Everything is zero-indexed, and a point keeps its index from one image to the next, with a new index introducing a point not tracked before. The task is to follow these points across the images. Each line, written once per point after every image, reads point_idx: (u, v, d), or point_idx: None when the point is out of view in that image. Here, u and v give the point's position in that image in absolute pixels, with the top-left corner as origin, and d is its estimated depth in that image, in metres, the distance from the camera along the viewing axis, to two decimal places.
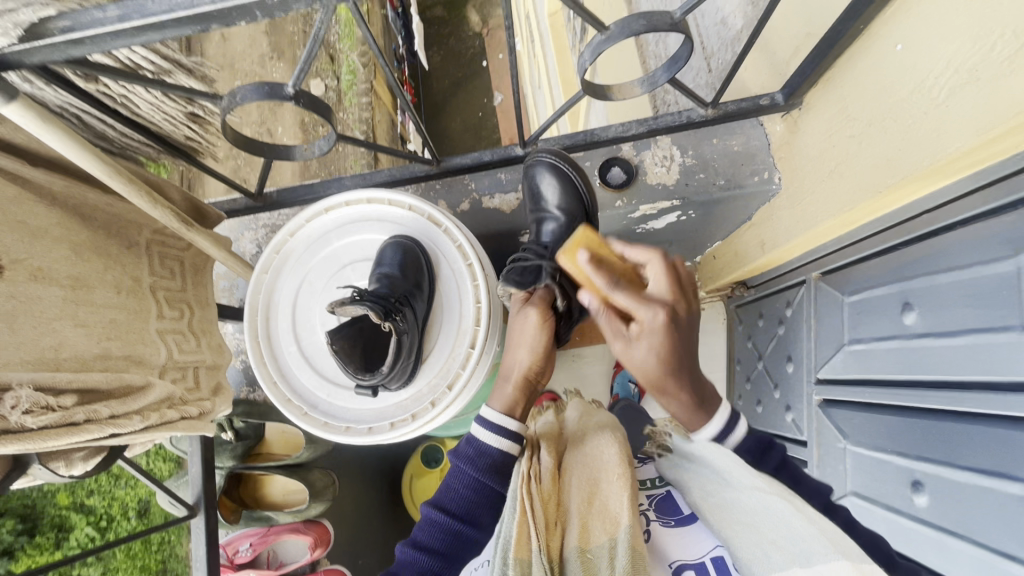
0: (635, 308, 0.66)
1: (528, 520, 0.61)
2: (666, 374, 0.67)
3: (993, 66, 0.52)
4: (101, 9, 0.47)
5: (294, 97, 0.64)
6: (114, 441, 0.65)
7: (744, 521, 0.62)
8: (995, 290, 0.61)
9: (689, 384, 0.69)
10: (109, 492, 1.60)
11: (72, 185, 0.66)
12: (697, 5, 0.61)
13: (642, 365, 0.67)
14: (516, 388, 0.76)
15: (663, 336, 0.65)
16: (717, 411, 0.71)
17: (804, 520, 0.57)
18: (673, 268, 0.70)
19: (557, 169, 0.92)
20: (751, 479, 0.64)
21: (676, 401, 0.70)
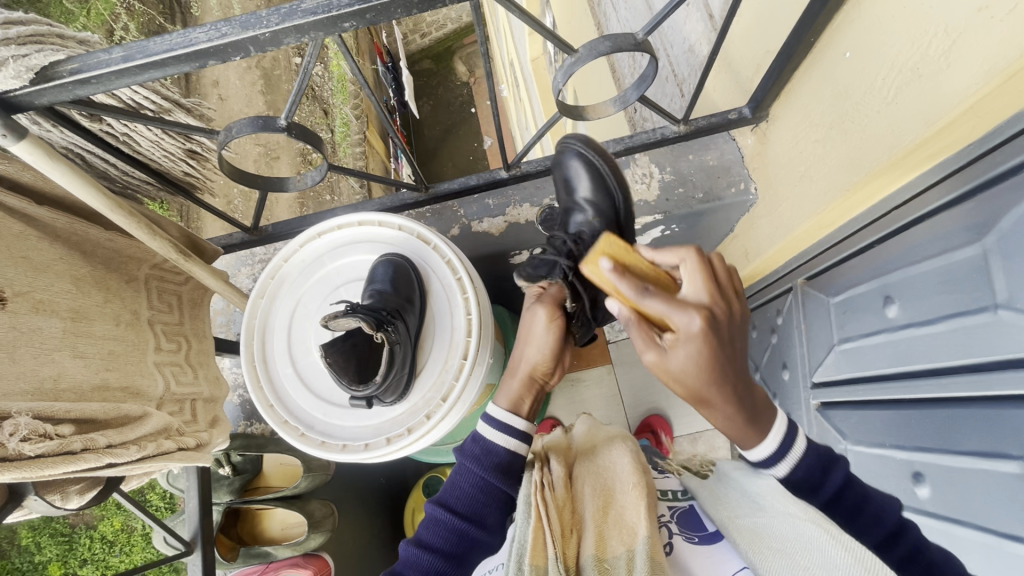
0: (668, 314, 0.61)
1: (543, 525, 0.58)
2: (709, 385, 0.61)
3: (932, 62, 0.56)
4: (107, 51, 0.51)
5: (287, 129, 0.68)
6: (108, 472, 0.64)
7: (775, 545, 0.56)
8: (965, 274, 0.64)
9: (738, 396, 0.62)
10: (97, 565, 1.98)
11: (74, 222, 0.68)
12: (658, 25, 0.66)
13: (683, 378, 0.61)
14: (524, 385, 0.76)
15: (702, 346, 0.59)
16: (773, 425, 0.64)
17: (841, 548, 0.51)
18: (708, 269, 0.65)
19: (585, 158, 0.93)
20: (791, 506, 0.58)
21: (725, 414, 0.63)
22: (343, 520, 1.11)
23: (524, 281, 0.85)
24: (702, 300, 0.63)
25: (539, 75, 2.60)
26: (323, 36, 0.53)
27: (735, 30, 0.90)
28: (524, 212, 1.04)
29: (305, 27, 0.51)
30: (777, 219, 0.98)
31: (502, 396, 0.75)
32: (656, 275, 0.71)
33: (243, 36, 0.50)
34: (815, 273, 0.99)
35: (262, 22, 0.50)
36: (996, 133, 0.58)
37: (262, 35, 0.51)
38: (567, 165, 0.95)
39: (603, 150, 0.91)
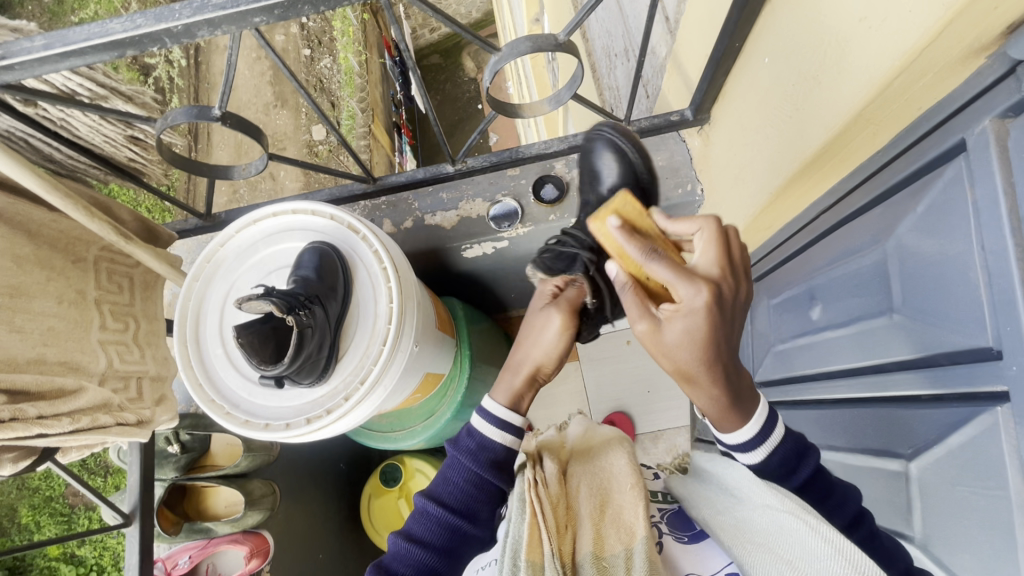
0: (674, 283, 0.54)
1: (539, 522, 0.57)
2: (700, 364, 0.55)
3: (826, 69, 0.57)
4: (29, 40, 0.54)
5: (221, 118, 0.70)
6: (40, 441, 0.68)
7: (759, 541, 0.53)
8: (870, 279, 0.66)
9: (727, 376, 0.57)
10: (95, 546, 2.30)
11: (16, 202, 0.71)
12: (578, 27, 0.68)
13: (674, 351, 0.56)
14: (526, 380, 0.77)
15: (705, 320, 0.53)
16: (754, 411, 0.59)
17: (820, 539, 0.49)
18: (724, 236, 0.57)
19: (618, 147, 0.86)
20: (765, 494, 0.55)
21: (709, 394, 0.58)
22: (296, 503, 1.13)
23: (542, 273, 0.80)
24: (712, 273, 0.56)
25: (536, 71, 2.58)
26: (235, 31, 0.56)
27: (680, 31, 0.91)
28: (476, 207, 1.06)
29: (215, 21, 0.54)
30: None
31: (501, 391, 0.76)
32: (667, 247, 0.65)
33: (157, 28, 0.54)
34: (761, 274, 1.00)
35: (174, 15, 0.53)
36: (899, 139, 0.59)
37: (175, 27, 0.54)
38: (594, 153, 0.88)
39: (635, 137, 0.85)
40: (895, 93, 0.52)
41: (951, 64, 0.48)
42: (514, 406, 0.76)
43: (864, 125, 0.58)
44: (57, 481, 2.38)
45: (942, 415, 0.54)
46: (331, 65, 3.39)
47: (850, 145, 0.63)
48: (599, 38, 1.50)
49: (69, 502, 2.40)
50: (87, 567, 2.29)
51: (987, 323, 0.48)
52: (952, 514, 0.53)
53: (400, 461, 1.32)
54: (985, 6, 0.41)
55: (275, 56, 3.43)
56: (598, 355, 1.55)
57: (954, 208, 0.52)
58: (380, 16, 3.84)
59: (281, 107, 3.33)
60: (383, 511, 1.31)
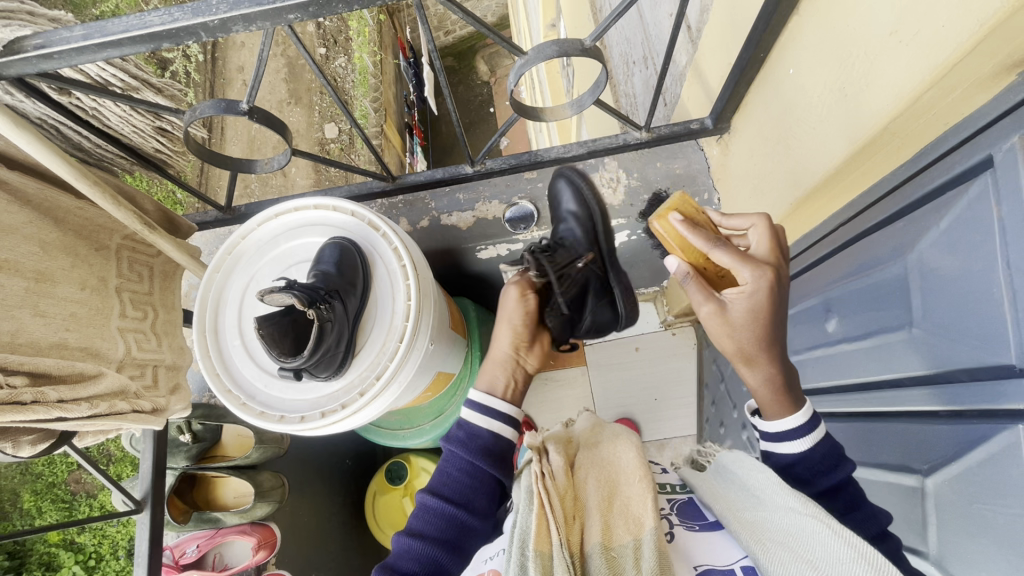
0: (737, 267, 0.61)
1: (546, 512, 0.56)
2: (756, 340, 0.62)
3: (854, 81, 0.57)
4: (69, 30, 0.56)
5: (248, 113, 0.71)
6: (59, 424, 0.69)
7: (779, 540, 0.52)
8: (889, 293, 0.66)
9: (781, 357, 0.63)
10: (95, 534, 2.32)
11: (45, 189, 0.72)
12: (605, 33, 0.68)
13: (736, 329, 0.62)
14: (496, 366, 0.81)
15: (762, 302, 0.60)
16: (802, 402, 0.63)
17: (844, 543, 0.48)
18: (777, 235, 0.64)
19: (579, 189, 0.99)
20: (790, 497, 0.54)
21: (766, 372, 0.62)
22: (302, 496, 1.14)
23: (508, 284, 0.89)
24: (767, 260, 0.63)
25: (551, 76, 2.58)
26: (269, 28, 0.57)
27: (702, 41, 0.91)
28: (493, 208, 1.06)
29: (251, 16, 0.55)
30: None
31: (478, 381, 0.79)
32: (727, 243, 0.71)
33: (194, 22, 0.55)
34: None
35: (211, 9, 0.54)
36: (924, 154, 0.59)
37: (211, 22, 0.55)
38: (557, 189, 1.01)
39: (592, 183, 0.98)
40: (923, 106, 0.52)
41: (982, 79, 0.48)
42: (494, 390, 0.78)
43: (889, 138, 0.58)
44: (60, 467, 2.41)
45: (961, 432, 0.54)
46: (346, 64, 3.37)
47: (873, 158, 0.63)
48: (618, 45, 1.51)
49: (71, 488, 2.43)
50: (85, 556, 2.30)
51: (1011, 340, 0.48)
52: (966, 531, 0.53)
53: (406, 459, 1.32)
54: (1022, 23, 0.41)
55: (292, 54, 3.46)
56: (607, 361, 1.55)
57: (980, 224, 0.52)
58: (397, 17, 3.87)
59: (296, 104, 3.37)
60: (388, 510, 1.31)
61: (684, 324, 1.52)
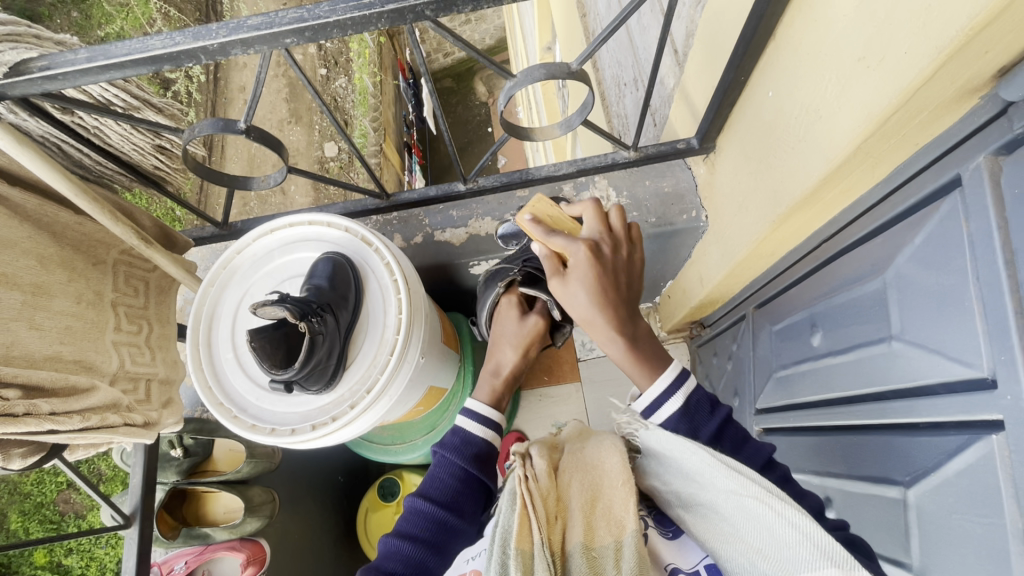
0: (567, 249, 0.70)
1: (529, 513, 0.58)
2: (600, 315, 0.69)
3: (826, 104, 0.60)
4: (74, 52, 0.58)
5: (245, 131, 0.73)
6: (51, 436, 0.70)
7: (729, 531, 0.55)
8: (869, 307, 0.67)
9: (626, 328, 0.70)
10: (83, 554, 2.28)
11: (45, 204, 0.74)
12: (591, 56, 0.70)
13: (577, 304, 0.70)
14: (503, 383, 0.88)
15: (592, 277, 0.68)
16: (663, 364, 0.70)
17: (786, 523, 0.49)
18: (606, 218, 0.74)
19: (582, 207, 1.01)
20: (727, 480, 0.53)
21: (615, 344, 0.70)
22: (294, 512, 1.13)
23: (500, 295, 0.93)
24: (595, 237, 0.72)
25: (547, 99, 2.63)
26: (267, 51, 0.59)
27: (689, 64, 0.94)
28: (485, 225, 1.08)
29: (250, 40, 0.57)
30: (720, 247, 1.01)
31: (482, 392, 0.87)
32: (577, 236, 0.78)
33: (194, 45, 0.57)
34: (763, 301, 1.02)
35: (211, 33, 0.57)
36: (898, 173, 0.61)
37: (211, 45, 0.57)
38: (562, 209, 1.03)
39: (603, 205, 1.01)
40: (892, 128, 0.54)
41: (947, 102, 0.50)
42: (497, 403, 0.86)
43: (864, 158, 0.60)
44: (49, 487, 2.38)
45: (940, 443, 0.55)
46: (346, 84, 3.49)
47: (851, 178, 0.65)
48: (610, 67, 1.55)
49: (59, 509, 2.40)
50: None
51: (984, 351, 0.49)
52: (947, 543, 0.53)
53: (399, 476, 1.32)
54: (978, 49, 0.43)
55: (293, 75, 3.53)
56: (601, 377, 1.55)
57: (952, 240, 0.54)
58: (396, 40, 3.96)
59: (296, 124, 3.42)
60: (380, 528, 1.30)
61: (677, 340, 1.53)
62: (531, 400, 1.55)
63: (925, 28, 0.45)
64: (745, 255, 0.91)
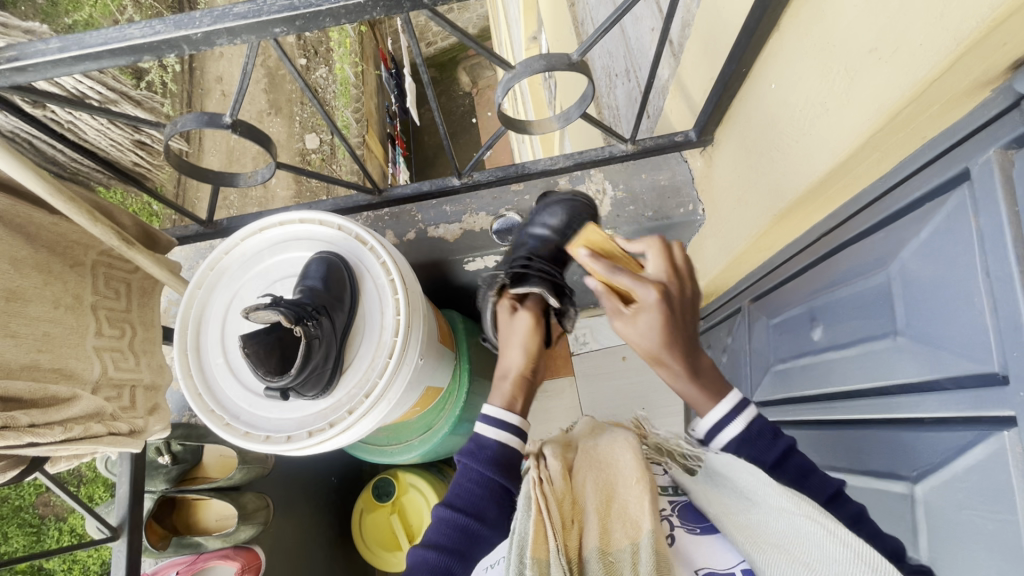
0: (634, 287, 0.65)
1: (543, 518, 0.56)
2: (666, 350, 0.65)
3: (833, 97, 0.59)
4: (44, 42, 0.54)
5: (232, 126, 0.69)
6: (30, 450, 0.67)
7: (775, 542, 0.53)
8: (873, 301, 0.67)
9: (693, 362, 0.66)
10: (66, 559, 2.21)
11: (17, 205, 0.70)
12: (592, 47, 0.68)
13: (641, 341, 0.65)
14: (515, 384, 0.81)
15: (659, 316, 0.63)
16: (728, 392, 0.67)
17: (839, 543, 0.49)
18: (670, 251, 0.69)
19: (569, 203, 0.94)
20: (779, 497, 0.54)
21: (681, 378, 0.66)
22: (288, 516, 1.11)
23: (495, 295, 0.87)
24: (661, 278, 0.67)
25: (533, 89, 2.59)
26: (255, 42, 0.56)
27: (685, 55, 0.93)
28: (480, 220, 1.07)
29: (236, 29, 0.54)
30: (718, 241, 1.00)
31: (493, 396, 0.80)
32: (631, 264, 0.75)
33: (177, 35, 0.54)
34: (759, 294, 1.02)
35: (194, 22, 0.53)
36: (902, 167, 0.61)
37: (195, 35, 0.54)
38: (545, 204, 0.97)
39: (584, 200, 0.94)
40: (901, 122, 0.53)
41: (958, 95, 0.49)
42: (510, 406, 0.79)
43: (869, 152, 0.60)
44: (27, 491, 2.30)
45: (947, 439, 0.55)
46: (327, 74, 3.41)
47: (855, 172, 0.64)
48: (600, 57, 1.53)
49: (39, 512, 2.32)
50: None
51: (994, 347, 0.49)
52: (957, 536, 0.54)
53: (394, 476, 1.29)
54: (996, 40, 0.42)
55: (272, 64, 3.44)
56: (594, 371, 1.54)
57: (959, 234, 0.53)
58: (378, 28, 3.87)
59: (276, 115, 3.34)
60: (375, 528, 1.28)
61: None
62: None
63: (942, 20, 0.43)
64: (744, 249, 0.90)
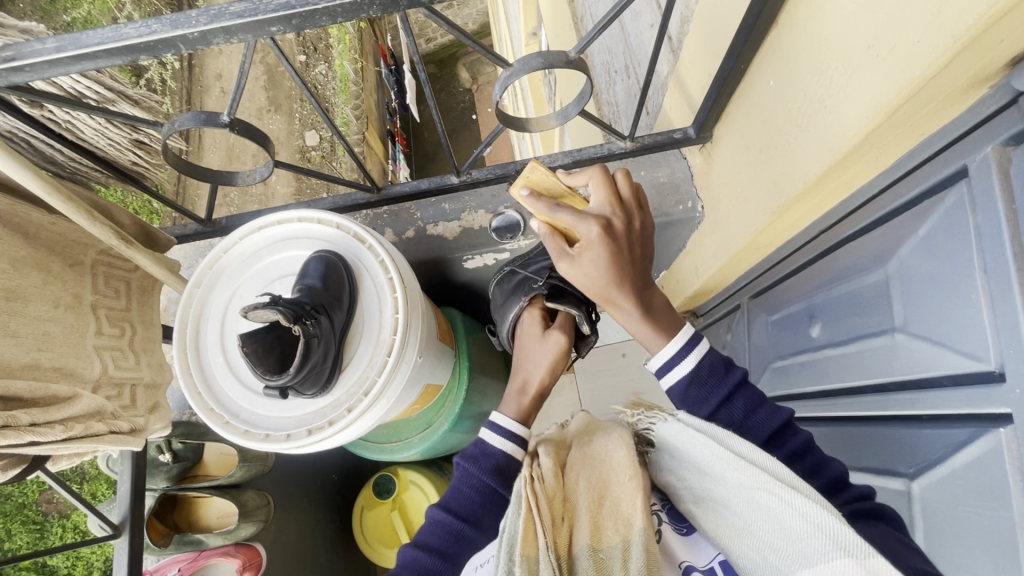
0: (574, 224, 0.67)
1: (534, 516, 0.57)
2: (612, 286, 0.68)
3: (831, 94, 0.59)
4: (41, 42, 0.54)
5: (230, 125, 0.69)
6: (31, 449, 0.67)
7: (742, 522, 0.53)
8: (871, 298, 0.67)
9: (639, 296, 0.69)
10: (69, 555, 2.22)
11: (16, 204, 0.70)
12: (590, 45, 0.67)
13: (589, 280, 0.69)
14: (533, 400, 0.84)
15: (603, 252, 0.66)
16: (679, 329, 0.70)
17: (799, 517, 0.48)
18: (611, 179, 0.69)
19: None
20: (736, 473, 0.54)
21: (629, 313, 0.70)
22: (289, 514, 1.12)
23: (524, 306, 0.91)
24: (605, 211, 0.68)
25: (533, 86, 2.58)
26: (251, 41, 0.56)
27: (683, 51, 0.93)
28: (479, 218, 1.06)
29: (232, 28, 0.54)
30: (717, 238, 1.00)
31: (510, 405, 0.83)
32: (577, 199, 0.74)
33: (173, 34, 0.54)
34: (759, 291, 1.02)
35: (190, 22, 0.53)
36: (901, 163, 0.61)
37: (191, 34, 0.54)
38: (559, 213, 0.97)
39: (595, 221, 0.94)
40: (899, 119, 0.53)
41: (956, 93, 0.49)
42: (522, 418, 0.83)
43: (867, 150, 0.60)
44: (30, 487, 2.31)
45: (944, 435, 0.55)
46: (326, 71, 3.40)
47: (853, 169, 0.64)
48: (600, 53, 1.52)
49: (42, 509, 2.34)
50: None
51: (991, 344, 0.49)
52: (953, 533, 0.54)
53: (394, 472, 1.30)
54: (994, 37, 0.42)
55: (271, 61, 3.43)
56: (594, 368, 1.55)
57: (956, 232, 0.53)
58: (377, 24, 3.86)
59: (276, 112, 3.33)
60: (376, 525, 1.28)
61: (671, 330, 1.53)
62: None
63: (939, 16, 0.43)
64: (742, 246, 0.90)
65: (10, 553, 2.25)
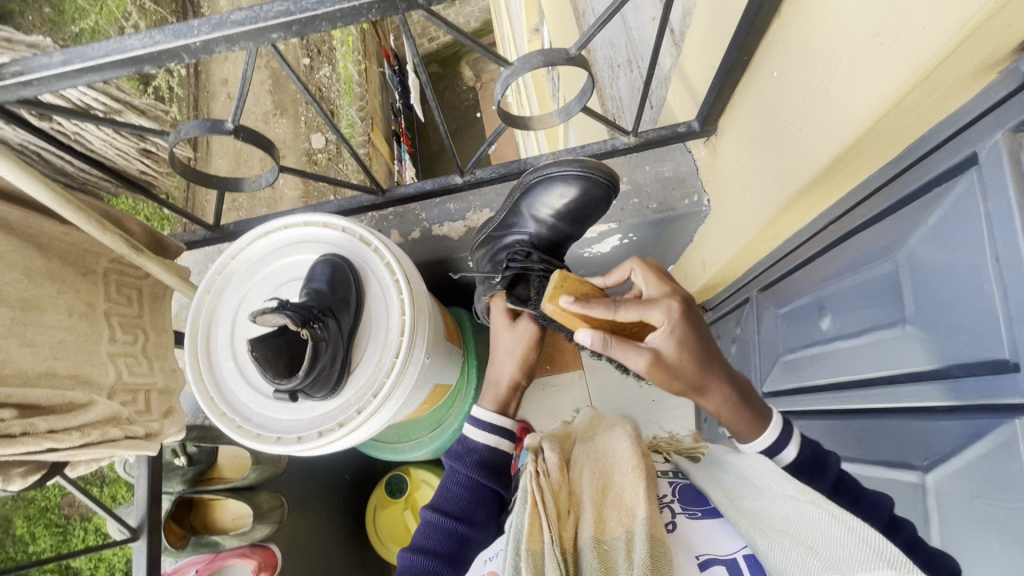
0: (646, 314, 0.60)
1: (539, 510, 0.57)
2: (705, 368, 0.60)
3: (836, 83, 0.58)
4: (48, 55, 0.55)
5: (234, 131, 0.70)
6: (51, 455, 0.68)
7: (777, 528, 0.53)
8: (881, 289, 0.66)
9: (728, 370, 0.63)
10: (93, 558, 2.27)
11: (29, 215, 0.71)
12: (591, 40, 0.67)
13: (683, 369, 0.59)
14: (510, 391, 0.84)
15: (686, 329, 0.60)
16: (769, 418, 0.64)
17: (843, 528, 0.48)
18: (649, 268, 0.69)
19: (577, 179, 0.82)
20: (789, 486, 0.55)
21: (721, 400, 0.62)
22: (303, 515, 1.13)
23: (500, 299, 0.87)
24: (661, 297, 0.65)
25: (536, 83, 2.58)
26: (253, 49, 0.57)
27: (686, 44, 0.92)
28: (484, 217, 1.06)
29: (234, 37, 0.55)
30: (723, 231, 0.99)
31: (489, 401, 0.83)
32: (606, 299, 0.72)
33: (176, 44, 0.54)
34: (767, 284, 1.01)
35: (193, 31, 0.54)
36: (908, 152, 0.60)
37: (194, 43, 0.55)
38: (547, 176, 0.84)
39: (598, 164, 0.81)
40: (906, 108, 0.52)
41: (964, 78, 0.48)
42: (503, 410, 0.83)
43: (873, 140, 0.59)
44: (52, 491, 2.35)
45: (957, 427, 0.55)
46: (331, 74, 3.41)
47: (859, 159, 0.63)
48: (603, 48, 1.51)
49: (64, 512, 2.39)
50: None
51: (1004, 335, 0.48)
52: (969, 527, 0.53)
53: (406, 472, 1.31)
54: (1000, 22, 0.41)
55: (276, 66, 3.45)
56: (603, 364, 1.55)
57: (966, 219, 0.53)
58: (380, 25, 3.86)
59: (282, 116, 3.36)
60: (388, 522, 1.30)
61: None
62: (533, 389, 1.54)
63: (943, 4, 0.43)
64: (750, 239, 0.89)
65: (35, 556, 2.30)
